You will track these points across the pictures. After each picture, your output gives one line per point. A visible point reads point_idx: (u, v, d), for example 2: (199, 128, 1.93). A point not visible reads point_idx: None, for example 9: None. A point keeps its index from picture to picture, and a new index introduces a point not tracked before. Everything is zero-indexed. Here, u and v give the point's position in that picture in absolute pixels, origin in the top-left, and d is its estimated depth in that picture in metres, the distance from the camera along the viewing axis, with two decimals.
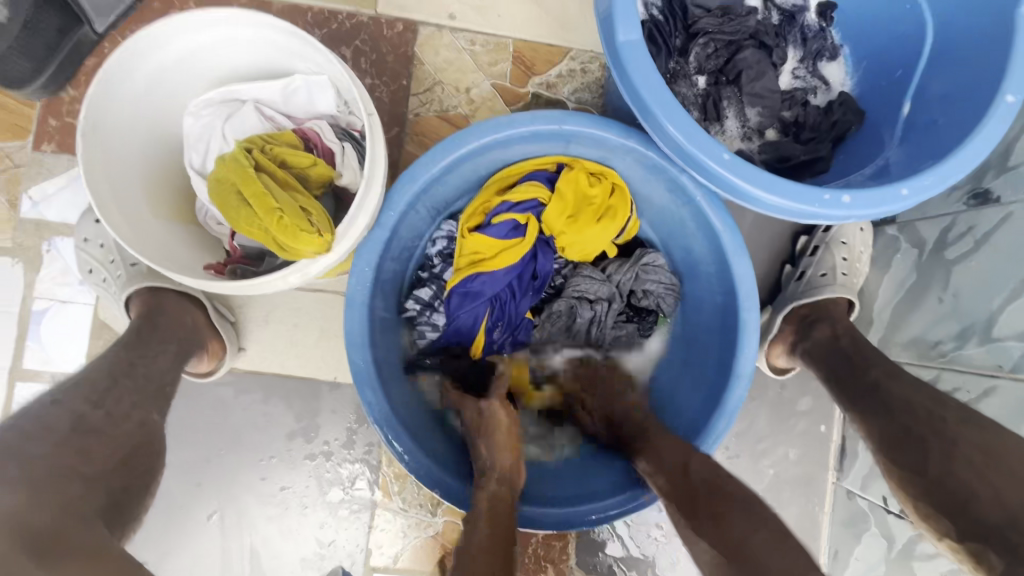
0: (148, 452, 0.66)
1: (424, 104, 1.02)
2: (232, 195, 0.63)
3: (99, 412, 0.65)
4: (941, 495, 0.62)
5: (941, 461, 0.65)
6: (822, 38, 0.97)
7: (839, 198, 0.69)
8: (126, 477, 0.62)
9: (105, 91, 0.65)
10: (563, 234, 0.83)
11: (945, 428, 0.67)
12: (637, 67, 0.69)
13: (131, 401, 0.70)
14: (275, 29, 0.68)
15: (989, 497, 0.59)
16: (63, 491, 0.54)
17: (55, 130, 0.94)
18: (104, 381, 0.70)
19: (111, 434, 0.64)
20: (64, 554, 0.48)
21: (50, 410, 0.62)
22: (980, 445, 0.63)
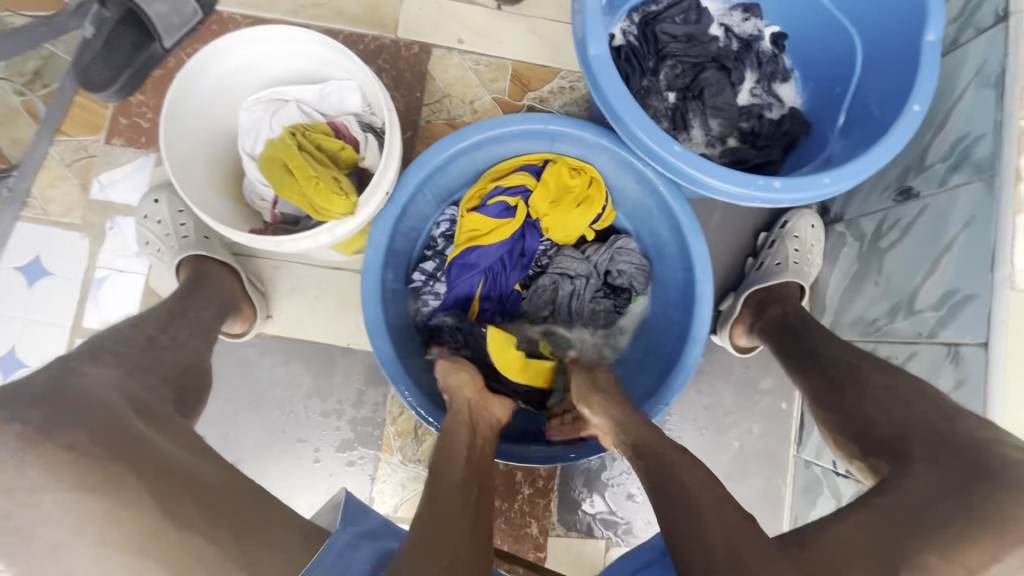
0: (201, 371, 0.83)
1: (434, 113, 1.19)
2: (279, 168, 0.80)
3: (164, 336, 0.82)
4: (856, 429, 0.76)
5: (854, 400, 0.78)
6: (775, 62, 1.14)
7: (770, 183, 0.84)
8: (185, 381, 0.78)
9: (184, 88, 0.82)
10: (546, 216, 0.98)
11: (861, 375, 0.80)
12: (605, 77, 0.85)
13: (187, 334, 0.86)
14: (317, 43, 0.85)
15: (885, 420, 0.73)
16: (145, 382, 0.71)
17: (124, 127, 1.12)
18: (165, 317, 0.86)
19: (174, 352, 0.80)
20: (149, 417, 0.65)
21: (131, 330, 0.79)
22: (886, 386, 0.76)
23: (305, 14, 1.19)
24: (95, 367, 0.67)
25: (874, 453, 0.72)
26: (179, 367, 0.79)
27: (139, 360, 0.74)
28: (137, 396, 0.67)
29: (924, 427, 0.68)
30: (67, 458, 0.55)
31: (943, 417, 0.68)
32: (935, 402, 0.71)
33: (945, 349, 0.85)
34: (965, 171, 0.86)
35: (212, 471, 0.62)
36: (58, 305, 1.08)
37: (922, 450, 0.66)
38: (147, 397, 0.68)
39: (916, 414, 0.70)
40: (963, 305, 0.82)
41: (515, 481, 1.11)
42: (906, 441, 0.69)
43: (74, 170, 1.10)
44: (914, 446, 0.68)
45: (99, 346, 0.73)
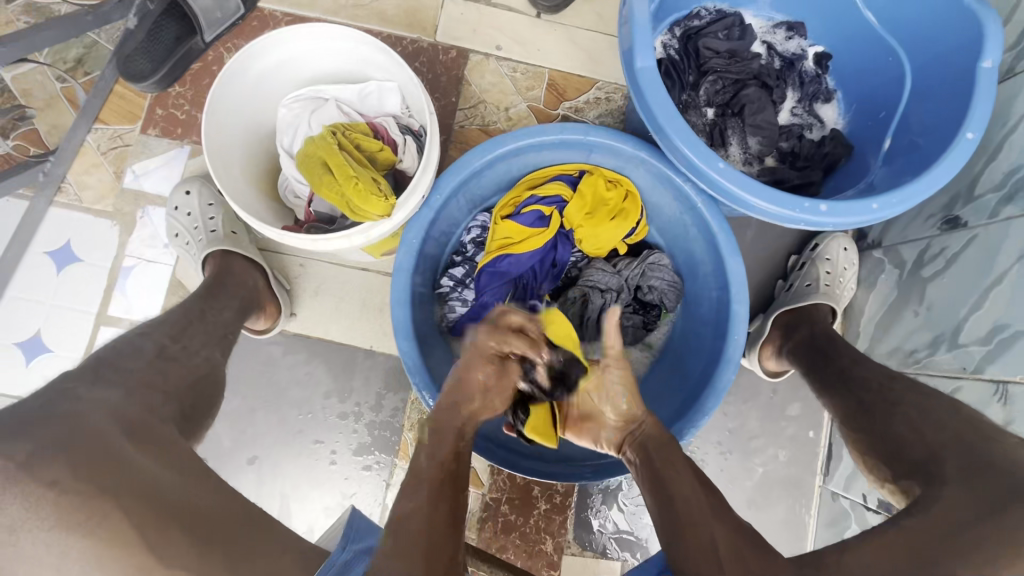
0: (211, 383, 0.82)
1: (468, 118, 1.19)
2: (318, 165, 0.79)
3: (176, 345, 0.81)
4: (885, 447, 0.72)
5: (883, 420, 0.75)
6: (819, 82, 1.12)
7: (817, 206, 0.82)
8: (191, 400, 0.77)
9: (227, 83, 0.81)
10: (581, 227, 0.96)
11: (891, 395, 0.77)
12: (651, 89, 0.83)
13: (200, 341, 0.85)
14: (360, 43, 0.84)
15: (917, 439, 0.69)
16: (148, 399, 0.69)
17: (161, 118, 1.13)
18: (182, 322, 0.85)
19: (183, 363, 0.80)
20: (145, 437, 0.63)
21: (142, 339, 0.78)
22: (917, 404, 0.73)
23: (345, 14, 1.19)
24: (92, 391, 0.65)
25: (902, 475, 0.69)
26: (187, 382, 0.78)
27: (146, 375, 0.73)
28: (136, 418, 0.65)
29: (957, 445, 0.65)
30: (49, 496, 0.54)
31: (979, 437, 0.65)
32: (970, 421, 0.67)
33: (992, 386, 0.82)
34: (1019, 203, 0.83)
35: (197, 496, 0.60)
36: (85, 291, 1.08)
37: (953, 470, 0.63)
38: (148, 417, 0.67)
39: (950, 436, 0.67)
40: (1013, 341, 0.79)
41: (532, 494, 1.09)
42: (940, 462, 0.65)
43: (109, 159, 1.11)
44: (949, 468, 0.64)
45: (111, 357, 0.73)
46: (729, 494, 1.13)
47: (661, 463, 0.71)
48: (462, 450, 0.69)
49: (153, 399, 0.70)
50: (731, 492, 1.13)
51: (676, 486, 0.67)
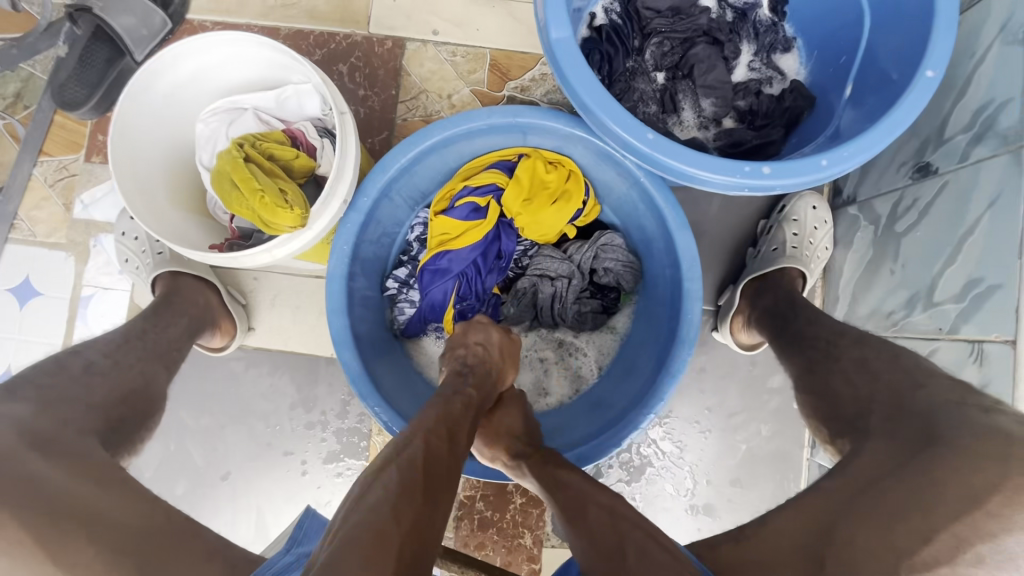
0: (144, 397, 0.79)
1: (410, 111, 1.14)
2: (226, 181, 0.77)
3: (107, 361, 0.78)
4: (827, 406, 0.72)
5: (825, 371, 0.75)
6: (775, 31, 1.03)
7: (759, 168, 0.76)
8: (120, 412, 0.73)
9: (133, 104, 0.79)
10: (519, 216, 0.91)
11: (834, 350, 0.76)
12: (568, 63, 0.77)
13: (137, 355, 0.82)
14: (268, 47, 0.81)
15: (851, 393, 0.69)
16: (63, 414, 0.65)
17: (103, 144, 1.12)
18: (117, 339, 0.83)
19: (111, 377, 0.76)
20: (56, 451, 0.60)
21: (71, 356, 0.76)
22: (859, 359, 0.72)
23: (275, 16, 1.16)
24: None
25: (839, 433, 0.68)
26: (116, 395, 0.74)
27: (68, 391, 0.69)
28: (43, 431, 0.61)
29: (887, 400, 0.64)
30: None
31: (911, 386, 0.64)
32: (907, 370, 0.66)
33: (967, 346, 0.75)
34: (989, 143, 0.75)
35: (126, 510, 0.57)
36: (48, 323, 1.09)
37: (879, 423, 0.63)
38: (64, 432, 0.63)
39: (883, 385, 0.66)
40: (987, 298, 0.73)
41: (506, 490, 1.07)
42: (867, 417, 0.65)
43: (57, 190, 1.11)
44: (874, 421, 0.64)
45: (34, 373, 0.70)
46: (712, 474, 1.09)
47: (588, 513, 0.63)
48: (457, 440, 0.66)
49: (70, 413, 0.66)
50: (716, 472, 1.09)
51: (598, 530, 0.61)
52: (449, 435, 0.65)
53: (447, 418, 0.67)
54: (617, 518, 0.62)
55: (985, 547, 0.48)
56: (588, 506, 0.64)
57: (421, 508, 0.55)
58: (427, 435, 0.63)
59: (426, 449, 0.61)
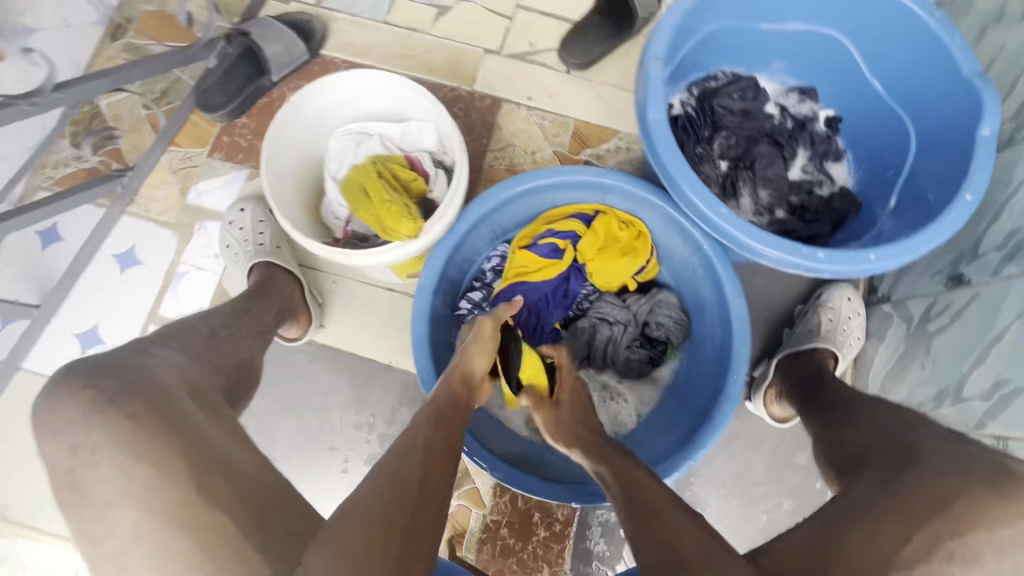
0: (251, 369, 0.89)
1: (497, 159, 1.29)
2: (359, 190, 0.96)
3: (224, 330, 0.91)
4: (837, 451, 0.80)
5: (839, 426, 0.84)
6: (828, 142, 1.19)
7: (815, 252, 0.86)
8: (236, 376, 0.84)
9: (287, 116, 0.93)
10: (592, 261, 1.03)
11: (848, 406, 0.87)
12: (661, 139, 0.90)
13: (248, 334, 0.94)
14: (407, 87, 0.96)
15: (858, 439, 0.78)
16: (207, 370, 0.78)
17: (226, 144, 1.27)
18: (230, 316, 0.95)
19: (231, 347, 0.88)
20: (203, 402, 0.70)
21: (199, 323, 0.88)
22: (867, 413, 0.82)
23: (395, 63, 1.34)
24: (163, 352, 0.75)
25: (843, 470, 0.76)
26: (234, 364, 0.86)
27: (201, 350, 0.82)
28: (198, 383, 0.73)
29: (884, 440, 0.73)
30: (132, 428, 0.61)
31: (906, 425, 0.74)
32: (904, 416, 0.76)
33: (994, 442, 0.82)
34: (1019, 262, 0.86)
35: (248, 460, 0.65)
36: (141, 291, 1.19)
37: (875, 457, 0.72)
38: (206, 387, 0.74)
39: (880, 429, 0.76)
40: (1014, 398, 0.80)
41: (531, 520, 1.11)
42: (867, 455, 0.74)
43: (178, 176, 1.25)
44: (872, 458, 0.72)
45: (178, 327, 0.84)
46: (731, 541, 1.12)
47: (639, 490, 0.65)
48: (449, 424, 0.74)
49: (208, 372, 0.78)
50: (735, 539, 1.12)
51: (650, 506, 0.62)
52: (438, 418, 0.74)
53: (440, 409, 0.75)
54: (666, 497, 0.64)
55: (955, 542, 0.56)
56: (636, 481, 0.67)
57: (415, 490, 0.63)
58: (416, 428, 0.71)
59: (407, 431, 0.71)
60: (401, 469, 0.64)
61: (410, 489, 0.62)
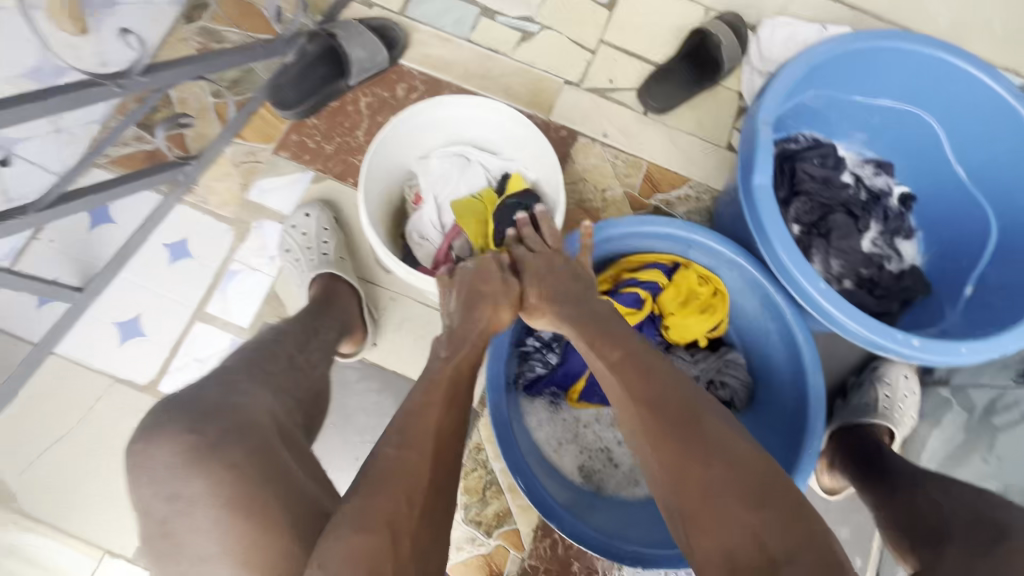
0: (322, 398, 0.91)
1: (567, 192, 1.28)
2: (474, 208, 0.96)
3: (299, 356, 0.91)
4: (911, 524, 0.80)
5: (908, 496, 0.84)
6: (902, 219, 1.18)
7: (908, 339, 0.86)
8: (314, 408, 0.88)
9: (389, 133, 0.91)
10: (672, 314, 1.02)
11: (917, 479, 0.86)
12: (765, 206, 0.89)
13: (319, 354, 0.95)
14: (517, 124, 0.95)
15: (935, 515, 0.78)
16: (287, 405, 0.81)
17: (293, 143, 1.24)
18: (304, 334, 0.95)
19: (306, 374, 0.89)
20: (294, 448, 0.75)
21: (276, 342, 0.90)
22: (941, 487, 0.82)
23: (473, 82, 1.32)
24: (253, 389, 0.78)
25: (919, 545, 0.77)
26: (312, 392, 0.88)
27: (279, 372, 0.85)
28: (285, 426, 0.77)
29: (964, 518, 0.74)
30: (228, 476, 0.66)
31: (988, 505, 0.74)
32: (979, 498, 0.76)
33: None
34: None
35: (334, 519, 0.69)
36: (189, 285, 1.15)
37: (958, 532, 0.73)
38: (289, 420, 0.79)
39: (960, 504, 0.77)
40: None
41: (570, 569, 1.08)
42: (941, 536, 0.75)
43: (240, 170, 1.21)
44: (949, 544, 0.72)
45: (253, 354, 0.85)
46: None
47: (652, 383, 0.66)
48: (450, 404, 0.68)
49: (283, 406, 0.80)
50: None
51: (667, 399, 0.65)
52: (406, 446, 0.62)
53: (433, 390, 0.68)
54: (675, 391, 0.65)
55: None
56: (647, 368, 0.68)
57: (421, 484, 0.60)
58: (404, 416, 0.65)
59: (370, 473, 0.60)
60: (390, 486, 0.58)
61: (417, 484, 0.60)
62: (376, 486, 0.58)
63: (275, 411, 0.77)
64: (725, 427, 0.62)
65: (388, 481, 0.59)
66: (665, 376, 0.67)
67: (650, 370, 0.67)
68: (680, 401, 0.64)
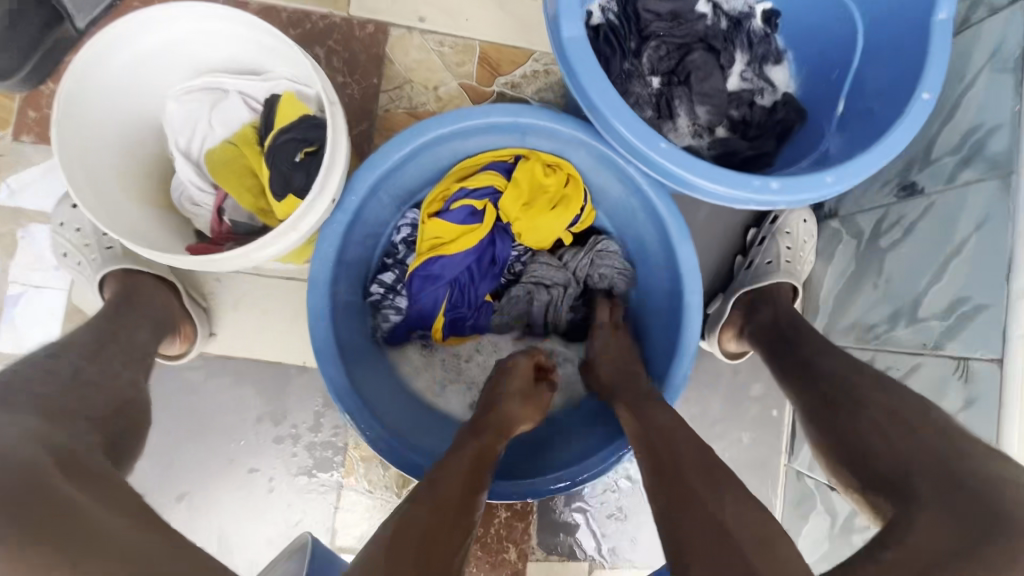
0: (139, 407, 0.73)
1: (393, 101, 1.07)
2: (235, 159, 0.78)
3: (92, 368, 0.72)
4: (850, 455, 0.71)
5: (849, 420, 0.74)
6: (768, 43, 1.03)
7: (767, 183, 0.75)
8: (119, 425, 0.68)
9: (84, 77, 0.69)
10: (518, 220, 0.88)
11: (856, 392, 0.76)
12: (581, 63, 0.73)
13: (122, 361, 0.76)
14: (259, 31, 0.72)
15: (886, 449, 0.68)
16: (72, 431, 0.60)
17: (34, 121, 0.98)
18: (93, 343, 0.75)
19: (105, 388, 0.70)
20: (80, 474, 0.54)
21: (51, 363, 0.69)
22: (887, 408, 0.72)
23: None
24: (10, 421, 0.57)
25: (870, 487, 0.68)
26: (110, 408, 0.69)
27: (64, 403, 0.64)
28: (68, 449, 0.57)
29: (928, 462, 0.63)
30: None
31: (951, 449, 0.64)
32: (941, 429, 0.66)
33: (952, 363, 0.78)
34: (977, 167, 0.78)
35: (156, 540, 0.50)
36: None
37: (924, 488, 0.62)
38: (78, 447, 0.58)
39: (918, 443, 0.66)
40: (973, 316, 0.75)
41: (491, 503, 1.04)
42: (906, 477, 0.64)
43: None
44: (917, 484, 0.63)
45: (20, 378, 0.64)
46: None
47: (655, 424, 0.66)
48: (473, 488, 0.62)
49: (75, 427, 0.61)
50: None
51: (677, 448, 0.61)
52: (429, 532, 0.54)
53: (444, 475, 0.62)
54: (687, 441, 0.62)
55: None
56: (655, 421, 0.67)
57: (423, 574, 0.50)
58: (412, 507, 0.57)
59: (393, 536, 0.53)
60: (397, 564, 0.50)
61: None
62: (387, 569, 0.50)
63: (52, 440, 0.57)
64: (732, 482, 0.56)
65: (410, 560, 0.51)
66: (661, 410, 0.69)
67: (658, 419, 0.67)
68: (692, 453, 0.60)
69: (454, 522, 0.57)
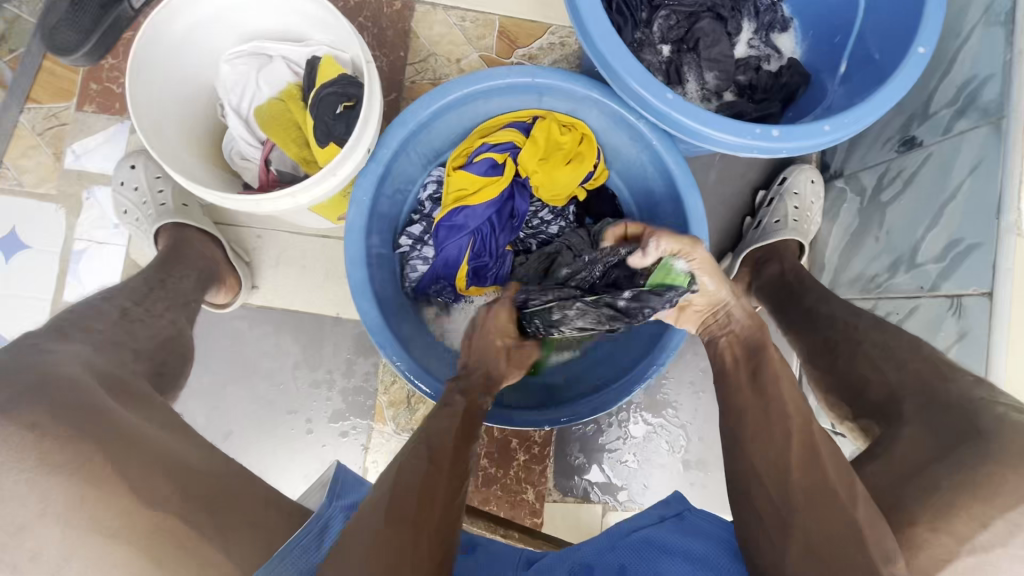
0: (180, 343, 0.84)
1: (419, 73, 1.15)
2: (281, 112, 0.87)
3: (138, 308, 0.82)
4: (850, 390, 0.78)
5: (847, 362, 0.80)
6: (774, 11, 1.08)
7: (768, 131, 0.80)
8: (163, 356, 0.80)
9: (152, 38, 0.77)
10: (536, 173, 0.94)
11: (856, 332, 0.82)
12: (592, 21, 0.79)
13: (165, 304, 0.86)
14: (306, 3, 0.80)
15: (880, 380, 0.75)
16: (117, 357, 0.72)
17: (96, 93, 1.08)
18: (143, 287, 0.86)
19: (149, 324, 0.81)
20: (125, 398, 0.66)
21: (100, 303, 0.79)
22: (881, 344, 0.78)
23: None
24: (62, 346, 0.68)
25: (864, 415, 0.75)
26: (155, 341, 0.80)
27: (113, 335, 0.75)
28: (108, 372, 0.68)
29: (918, 386, 0.71)
30: (30, 438, 0.56)
31: (937, 375, 0.70)
32: (932, 360, 0.72)
33: (947, 301, 0.83)
34: (971, 116, 0.82)
35: (179, 447, 0.63)
36: (37, 276, 1.05)
37: (912, 412, 0.69)
38: (116, 369, 0.70)
39: (909, 372, 0.73)
40: (968, 255, 0.80)
41: (510, 447, 1.11)
42: (898, 402, 0.71)
43: (46, 140, 1.06)
44: (906, 406, 0.70)
45: (76, 316, 0.75)
46: (705, 432, 1.14)
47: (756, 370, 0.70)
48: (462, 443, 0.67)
49: (118, 356, 0.72)
50: (707, 430, 1.14)
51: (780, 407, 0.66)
52: (429, 476, 0.61)
53: (431, 437, 0.67)
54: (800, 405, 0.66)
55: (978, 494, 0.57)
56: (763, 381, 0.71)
57: (417, 528, 0.56)
58: (407, 461, 0.63)
59: (397, 484, 0.60)
60: (395, 512, 0.57)
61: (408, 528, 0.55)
62: (391, 515, 0.56)
63: (91, 367, 0.68)
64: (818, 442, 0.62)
65: (406, 508, 0.57)
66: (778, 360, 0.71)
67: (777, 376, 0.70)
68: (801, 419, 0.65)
69: (444, 480, 0.62)
